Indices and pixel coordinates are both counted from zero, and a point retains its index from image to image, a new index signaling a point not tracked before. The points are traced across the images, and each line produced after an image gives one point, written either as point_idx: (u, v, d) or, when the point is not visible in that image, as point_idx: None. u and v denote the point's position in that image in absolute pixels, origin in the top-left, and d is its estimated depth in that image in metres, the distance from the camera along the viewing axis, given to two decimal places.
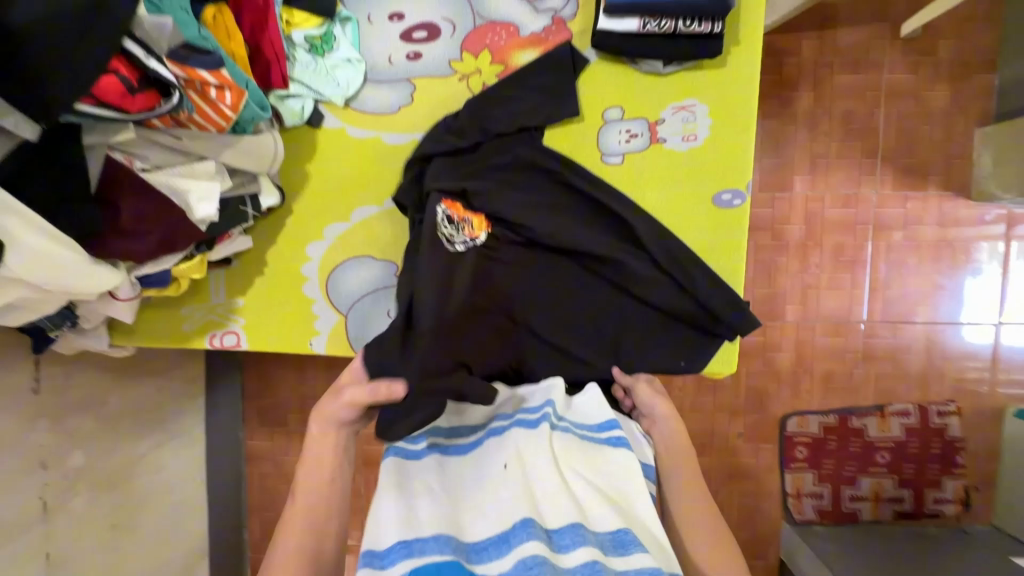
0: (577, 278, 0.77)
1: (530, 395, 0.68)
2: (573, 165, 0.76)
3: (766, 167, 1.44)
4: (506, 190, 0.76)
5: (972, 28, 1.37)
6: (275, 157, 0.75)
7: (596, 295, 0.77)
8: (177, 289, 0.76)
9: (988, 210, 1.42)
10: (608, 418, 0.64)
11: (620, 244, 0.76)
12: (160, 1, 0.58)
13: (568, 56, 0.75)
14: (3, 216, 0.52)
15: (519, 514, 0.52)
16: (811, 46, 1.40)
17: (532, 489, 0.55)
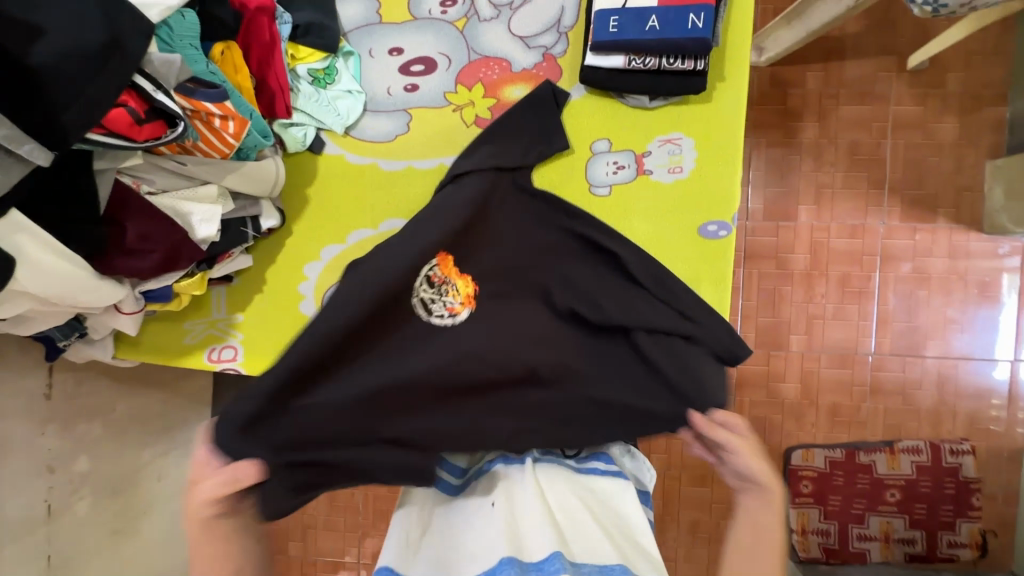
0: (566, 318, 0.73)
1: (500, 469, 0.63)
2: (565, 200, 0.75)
3: (770, 196, 1.44)
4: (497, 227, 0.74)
5: (981, 62, 1.36)
6: (275, 184, 0.79)
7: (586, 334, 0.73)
8: (178, 304, 0.80)
9: (1001, 242, 1.39)
10: (593, 458, 0.66)
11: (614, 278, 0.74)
12: (172, 39, 0.63)
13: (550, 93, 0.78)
14: (19, 237, 0.57)
15: (500, 552, 0.53)
16: (815, 78, 1.41)
17: (516, 526, 0.56)
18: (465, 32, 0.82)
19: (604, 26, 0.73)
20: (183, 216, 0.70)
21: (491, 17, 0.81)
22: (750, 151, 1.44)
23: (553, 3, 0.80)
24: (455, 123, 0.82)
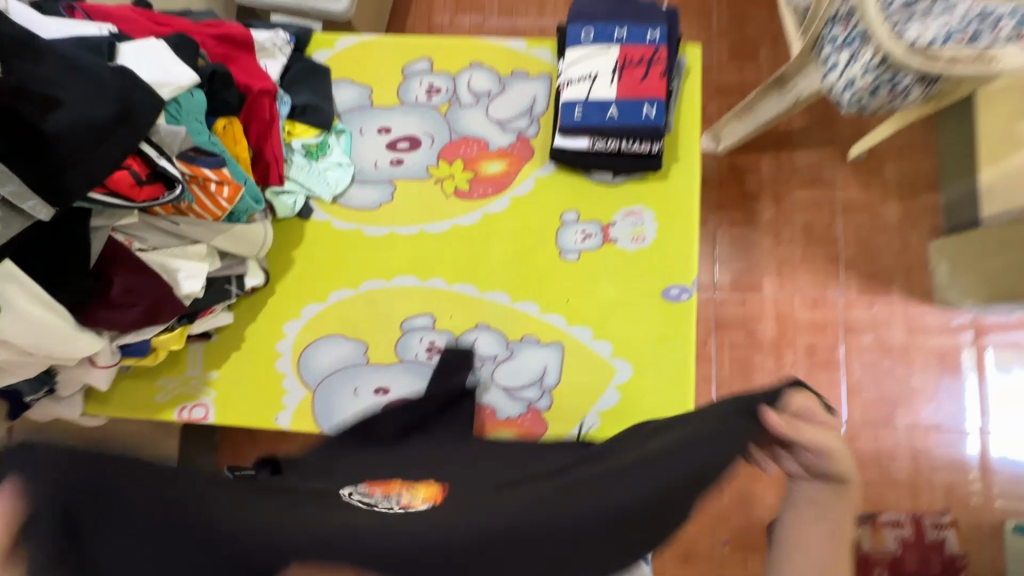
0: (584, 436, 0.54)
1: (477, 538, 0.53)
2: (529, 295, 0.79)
3: (735, 269, 1.53)
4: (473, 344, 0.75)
5: (913, 153, 1.52)
6: (263, 246, 0.83)
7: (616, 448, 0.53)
8: (153, 360, 0.81)
9: (954, 315, 1.47)
10: None
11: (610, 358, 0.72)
12: (179, 113, 0.69)
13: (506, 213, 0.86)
14: (6, 284, 0.59)
15: None
16: (768, 164, 1.56)
17: None
18: (447, 116, 0.91)
19: (570, 113, 0.82)
20: (169, 272, 0.73)
21: (471, 104, 0.91)
22: (714, 228, 1.55)
23: (525, 93, 0.91)
24: (435, 194, 0.89)
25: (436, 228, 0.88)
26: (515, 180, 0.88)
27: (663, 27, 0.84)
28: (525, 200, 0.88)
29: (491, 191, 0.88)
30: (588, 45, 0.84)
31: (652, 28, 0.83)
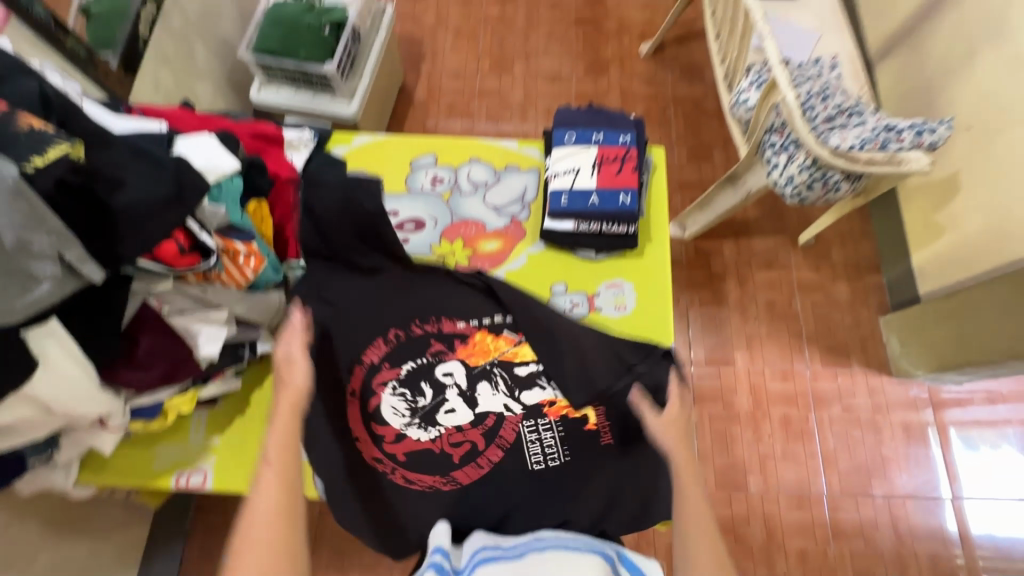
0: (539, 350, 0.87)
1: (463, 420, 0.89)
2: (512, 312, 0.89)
3: (708, 344, 1.64)
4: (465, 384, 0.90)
5: (853, 239, 1.72)
6: (276, 314, 0.90)
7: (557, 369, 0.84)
8: (162, 422, 0.84)
9: (911, 385, 1.58)
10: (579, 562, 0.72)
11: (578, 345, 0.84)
12: (220, 194, 0.79)
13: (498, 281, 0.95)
14: (47, 341, 0.64)
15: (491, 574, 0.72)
16: (729, 248, 1.73)
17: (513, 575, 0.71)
18: (449, 202, 1.04)
19: (557, 201, 0.96)
20: (191, 335, 0.78)
21: (470, 192, 1.04)
22: (686, 306, 1.68)
23: (517, 184, 1.05)
24: None
25: None
26: (510, 257, 0.99)
27: (632, 132, 1.00)
28: (519, 275, 0.98)
29: (489, 266, 0.99)
30: (571, 146, 1.00)
31: (623, 133, 1.00)
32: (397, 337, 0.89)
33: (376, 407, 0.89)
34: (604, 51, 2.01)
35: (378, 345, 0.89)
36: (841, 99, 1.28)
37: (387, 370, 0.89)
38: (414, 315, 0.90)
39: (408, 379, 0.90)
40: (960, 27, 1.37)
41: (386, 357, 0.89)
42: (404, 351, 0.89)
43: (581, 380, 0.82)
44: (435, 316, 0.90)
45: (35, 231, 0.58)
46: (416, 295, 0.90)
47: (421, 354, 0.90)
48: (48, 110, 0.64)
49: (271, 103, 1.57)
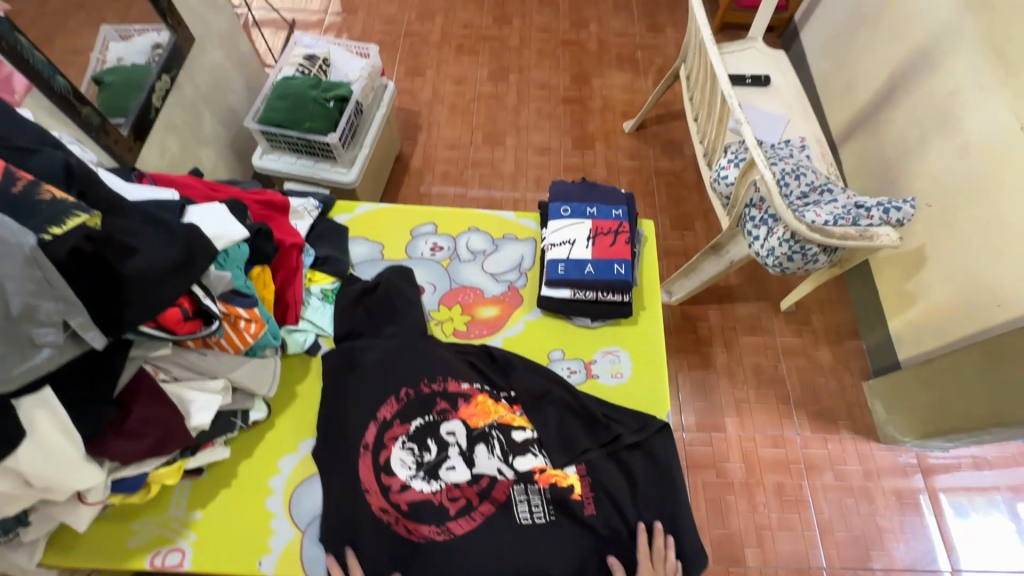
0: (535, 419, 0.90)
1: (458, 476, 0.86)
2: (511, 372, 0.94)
3: (698, 409, 1.64)
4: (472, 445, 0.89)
5: (831, 306, 1.79)
6: (274, 381, 0.90)
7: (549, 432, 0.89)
8: (143, 494, 0.79)
9: (899, 451, 1.59)
10: None
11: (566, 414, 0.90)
12: (226, 261, 0.80)
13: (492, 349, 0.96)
14: (37, 409, 0.62)
15: None
16: (715, 313, 1.78)
17: None
18: (448, 269, 1.06)
19: (554, 269, 0.99)
20: (184, 403, 0.77)
21: (469, 260, 1.07)
22: (675, 370, 1.70)
23: (515, 253, 1.08)
24: (437, 334, 1.00)
25: None
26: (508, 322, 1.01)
27: (624, 207, 1.07)
28: (517, 341, 0.99)
29: (488, 332, 1.00)
30: (567, 218, 1.05)
31: (616, 207, 1.06)
32: (409, 395, 0.90)
33: (387, 459, 0.86)
34: (590, 127, 2.14)
35: (390, 403, 0.89)
36: (812, 178, 1.38)
37: (398, 425, 0.88)
38: (422, 377, 0.91)
39: (417, 434, 0.88)
40: (911, 117, 1.51)
41: (397, 414, 0.89)
42: (412, 409, 0.89)
43: (563, 441, 0.88)
44: (443, 376, 0.92)
45: (43, 298, 0.57)
46: (427, 357, 0.93)
47: (428, 411, 0.90)
48: (70, 182, 0.66)
49: (272, 168, 1.62)
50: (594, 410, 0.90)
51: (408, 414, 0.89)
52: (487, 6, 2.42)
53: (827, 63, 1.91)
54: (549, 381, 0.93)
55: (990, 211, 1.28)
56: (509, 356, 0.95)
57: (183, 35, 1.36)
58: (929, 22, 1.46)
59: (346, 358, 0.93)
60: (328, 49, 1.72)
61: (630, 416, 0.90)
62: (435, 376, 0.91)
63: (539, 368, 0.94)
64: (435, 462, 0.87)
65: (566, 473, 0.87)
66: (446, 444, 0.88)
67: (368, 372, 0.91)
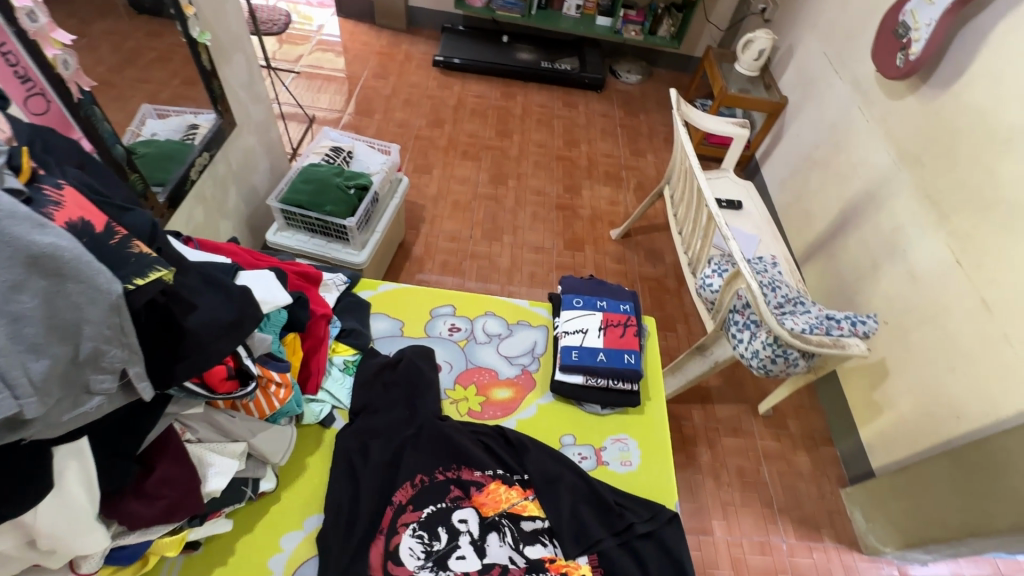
0: (545, 503, 0.90)
1: (467, 566, 0.84)
2: (521, 456, 0.95)
3: (685, 510, 1.64)
4: (486, 533, 0.87)
5: (805, 413, 1.89)
6: (287, 449, 0.88)
7: (559, 515, 0.88)
8: (136, 567, 0.74)
9: (882, 564, 1.60)
10: None
11: (578, 498, 0.91)
12: (265, 326, 0.84)
13: (501, 432, 0.97)
14: (67, 461, 0.61)
15: None
16: (698, 413, 1.84)
17: None
18: (465, 350, 1.11)
19: (569, 355, 1.05)
20: (202, 465, 0.75)
21: (485, 342, 1.13)
22: None
23: (528, 338, 1.15)
24: (451, 412, 1.02)
25: None
26: (519, 404, 1.05)
27: (631, 303, 1.17)
28: (529, 423, 1.02)
29: (501, 412, 1.03)
30: (579, 309, 1.14)
31: (624, 303, 1.16)
32: (423, 481, 0.89)
33: (396, 546, 0.83)
34: (580, 232, 2.33)
35: (405, 487, 0.88)
36: (786, 291, 1.54)
37: (411, 510, 0.86)
38: (437, 462, 0.92)
39: (428, 521, 0.86)
40: (864, 245, 1.74)
41: (411, 499, 0.87)
42: (426, 496, 0.88)
43: (576, 531, 0.87)
44: (459, 458, 0.92)
45: (112, 344, 0.58)
46: (443, 439, 0.93)
47: (441, 498, 0.89)
48: (151, 241, 0.70)
49: (285, 245, 1.69)
50: (607, 499, 0.90)
51: (422, 497, 0.88)
52: (491, 121, 2.72)
53: (787, 195, 2.20)
54: (559, 463, 0.93)
55: (940, 330, 1.44)
56: (523, 441, 0.96)
57: (227, 121, 1.48)
58: (871, 171, 1.75)
59: (360, 440, 0.93)
60: (352, 144, 1.88)
61: (642, 508, 0.91)
62: (449, 461, 0.92)
63: (551, 454, 0.95)
64: (446, 552, 0.84)
65: (578, 563, 0.86)
66: (458, 534, 0.86)
67: (381, 455, 0.91)
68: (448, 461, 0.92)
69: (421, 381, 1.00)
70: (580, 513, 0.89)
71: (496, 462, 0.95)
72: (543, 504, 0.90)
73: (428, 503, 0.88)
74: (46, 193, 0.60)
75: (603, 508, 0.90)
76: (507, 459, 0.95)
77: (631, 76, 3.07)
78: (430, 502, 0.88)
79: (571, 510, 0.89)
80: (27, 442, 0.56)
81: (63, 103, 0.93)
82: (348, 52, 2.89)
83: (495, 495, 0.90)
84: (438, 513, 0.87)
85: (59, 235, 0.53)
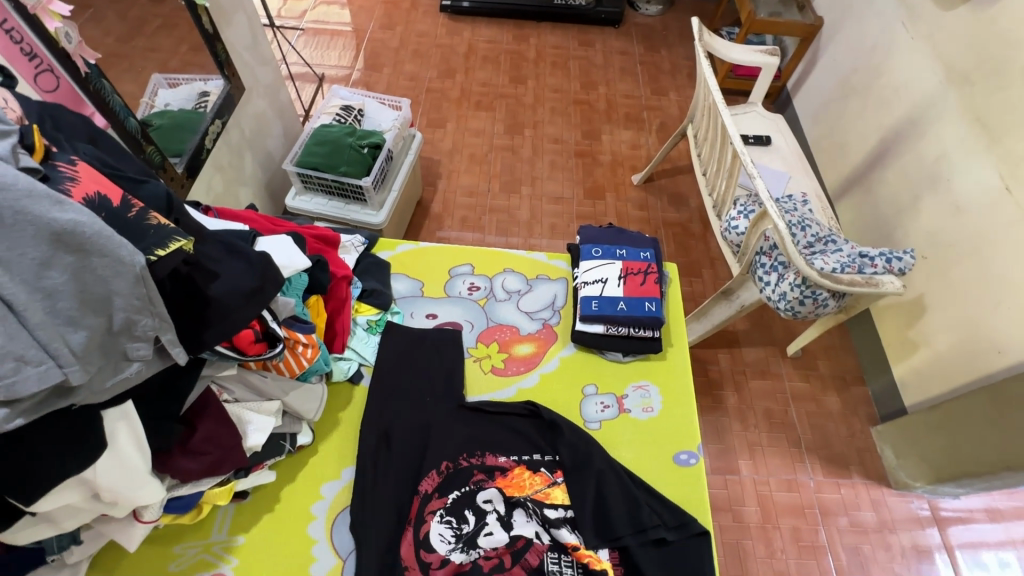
0: (568, 489, 0.90)
1: (491, 545, 0.84)
2: (545, 436, 0.95)
3: (710, 451, 1.66)
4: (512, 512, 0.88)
5: (835, 353, 1.85)
6: (319, 405, 0.92)
7: (582, 503, 0.87)
8: (192, 515, 0.81)
9: (911, 498, 1.60)
10: None
11: (603, 486, 0.87)
12: (288, 289, 0.87)
13: (527, 411, 0.96)
14: (117, 423, 0.65)
15: None
16: (725, 357, 1.83)
17: None
18: (485, 308, 1.12)
19: (588, 305, 1.05)
20: (241, 423, 0.80)
21: (505, 299, 1.14)
22: None
23: (548, 292, 1.15)
24: (474, 370, 1.04)
25: (476, 399, 1.01)
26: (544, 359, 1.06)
27: (651, 250, 1.15)
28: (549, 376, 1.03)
29: (526, 370, 1.04)
30: (598, 259, 1.12)
31: (644, 250, 1.14)
32: (448, 468, 0.91)
33: (425, 535, 0.85)
34: (601, 179, 2.27)
35: (431, 477, 0.89)
36: (817, 230, 1.49)
37: (437, 498, 0.88)
38: (462, 446, 0.93)
39: (454, 506, 0.87)
40: (903, 176, 1.64)
41: (437, 487, 0.89)
42: (450, 483, 0.89)
43: (599, 523, 0.85)
44: (487, 441, 0.94)
45: (143, 313, 0.61)
46: (468, 426, 0.95)
47: (465, 483, 0.89)
48: (168, 212, 0.72)
49: (305, 209, 1.70)
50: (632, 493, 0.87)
51: (450, 482, 0.89)
52: (504, 67, 2.61)
53: (821, 127, 2.07)
54: (585, 441, 0.91)
55: (986, 264, 1.36)
56: (553, 419, 0.94)
57: (235, 85, 1.47)
58: (914, 95, 1.62)
59: (380, 422, 0.95)
60: (362, 102, 1.85)
61: (673, 508, 0.86)
62: (475, 446, 0.93)
63: (576, 440, 0.92)
64: (472, 535, 0.85)
65: (599, 555, 0.84)
66: (485, 519, 0.87)
67: (405, 434, 0.94)
68: (471, 446, 0.93)
69: (442, 361, 1.02)
70: (603, 501, 0.86)
71: (520, 447, 0.94)
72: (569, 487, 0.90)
73: (451, 490, 0.89)
74: (61, 170, 0.62)
75: (628, 495, 0.87)
76: (530, 442, 0.95)
77: (651, 7, 2.87)
78: (455, 485, 0.89)
79: (594, 502, 0.87)
80: (77, 407, 0.61)
81: (71, 78, 0.93)
82: (353, 3, 2.78)
83: (518, 482, 0.90)
84: (464, 496, 0.88)
85: (78, 212, 0.55)
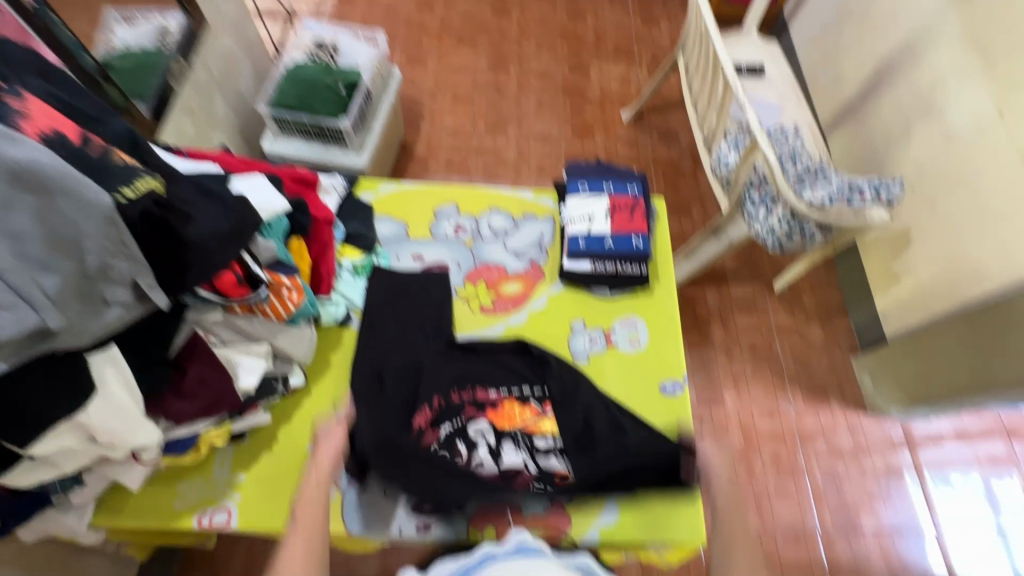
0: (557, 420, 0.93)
1: (483, 473, 0.87)
2: (535, 370, 0.98)
3: (697, 384, 1.72)
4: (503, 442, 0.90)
5: (820, 286, 1.88)
6: (309, 346, 0.92)
7: (571, 432, 0.92)
8: (193, 455, 0.83)
9: (886, 422, 1.68)
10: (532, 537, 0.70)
11: (592, 416, 0.92)
12: (269, 232, 0.85)
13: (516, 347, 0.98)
14: (106, 367, 0.66)
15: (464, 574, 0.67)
16: (713, 294, 1.85)
17: None
18: (471, 248, 1.11)
19: (575, 243, 1.04)
20: (232, 365, 0.80)
21: (491, 238, 1.12)
22: None
23: (534, 230, 1.14)
24: (463, 310, 1.05)
25: (465, 338, 1.02)
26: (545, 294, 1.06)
27: (638, 183, 1.13)
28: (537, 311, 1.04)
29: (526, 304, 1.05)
30: (585, 195, 1.10)
31: (630, 184, 1.12)
32: (440, 403, 0.93)
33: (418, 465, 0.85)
34: (589, 116, 2.20)
35: (423, 413, 0.91)
36: (808, 161, 1.45)
37: (430, 432, 0.89)
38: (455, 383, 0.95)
39: (447, 439, 0.89)
40: (897, 104, 1.60)
41: (430, 422, 0.91)
42: (442, 417, 0.91)
43: (584, 445, 0.90)
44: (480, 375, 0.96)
45: (117, 257, 0.60)
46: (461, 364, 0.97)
47: (457, 417, 0.92)
48: (133, 152, 0.69)
49: (283, 153, 1.64)
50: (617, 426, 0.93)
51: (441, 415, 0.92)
52: None
53: (815, 54, 1.99)
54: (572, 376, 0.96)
55: (974, 192, 1.36)
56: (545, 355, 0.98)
57: (196, 19, 1.37)
58: (914, 16, 1.55)
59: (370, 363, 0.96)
60: (335, 36, 1.74)
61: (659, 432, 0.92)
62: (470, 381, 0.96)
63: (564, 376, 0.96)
64: (466, 464, 0.87)
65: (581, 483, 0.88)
66: (477, 450, 0.89)
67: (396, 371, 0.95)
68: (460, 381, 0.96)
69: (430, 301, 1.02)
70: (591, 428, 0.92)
71: (509, 381, 0.96)
72: (560, 415, 0.93)
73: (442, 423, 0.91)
74: (10, 105, 0.58)
75: (614, 422, 0.91)
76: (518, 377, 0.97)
77: None
78: (445, 417, 0.92)
79: (585, 426, 0.92)
80: (62, 352, 0.60)
81: (12, 10, 0.86)
82: None
83: (509, 414, 0.93)
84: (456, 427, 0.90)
85: (34, 151, 0.54)
